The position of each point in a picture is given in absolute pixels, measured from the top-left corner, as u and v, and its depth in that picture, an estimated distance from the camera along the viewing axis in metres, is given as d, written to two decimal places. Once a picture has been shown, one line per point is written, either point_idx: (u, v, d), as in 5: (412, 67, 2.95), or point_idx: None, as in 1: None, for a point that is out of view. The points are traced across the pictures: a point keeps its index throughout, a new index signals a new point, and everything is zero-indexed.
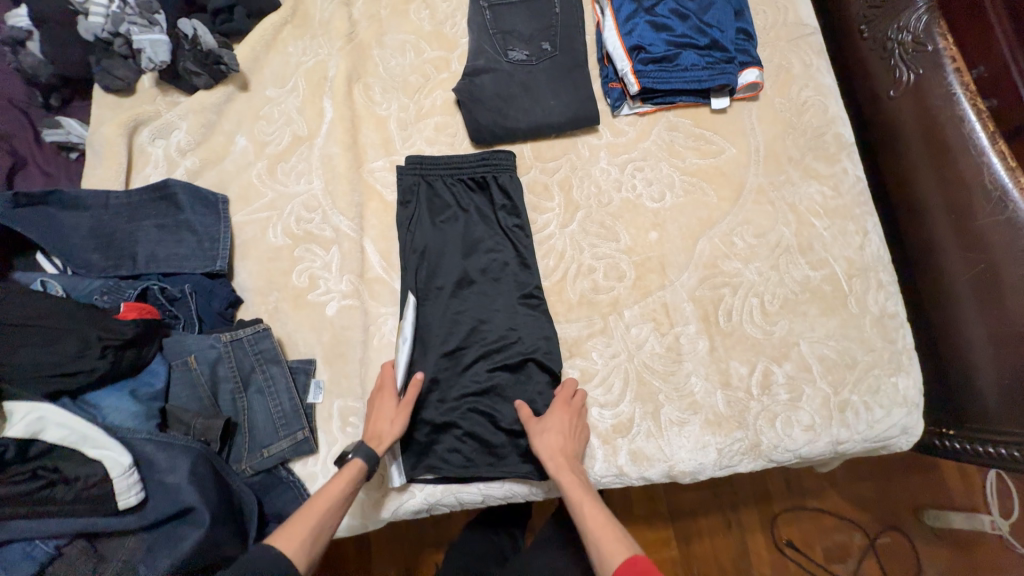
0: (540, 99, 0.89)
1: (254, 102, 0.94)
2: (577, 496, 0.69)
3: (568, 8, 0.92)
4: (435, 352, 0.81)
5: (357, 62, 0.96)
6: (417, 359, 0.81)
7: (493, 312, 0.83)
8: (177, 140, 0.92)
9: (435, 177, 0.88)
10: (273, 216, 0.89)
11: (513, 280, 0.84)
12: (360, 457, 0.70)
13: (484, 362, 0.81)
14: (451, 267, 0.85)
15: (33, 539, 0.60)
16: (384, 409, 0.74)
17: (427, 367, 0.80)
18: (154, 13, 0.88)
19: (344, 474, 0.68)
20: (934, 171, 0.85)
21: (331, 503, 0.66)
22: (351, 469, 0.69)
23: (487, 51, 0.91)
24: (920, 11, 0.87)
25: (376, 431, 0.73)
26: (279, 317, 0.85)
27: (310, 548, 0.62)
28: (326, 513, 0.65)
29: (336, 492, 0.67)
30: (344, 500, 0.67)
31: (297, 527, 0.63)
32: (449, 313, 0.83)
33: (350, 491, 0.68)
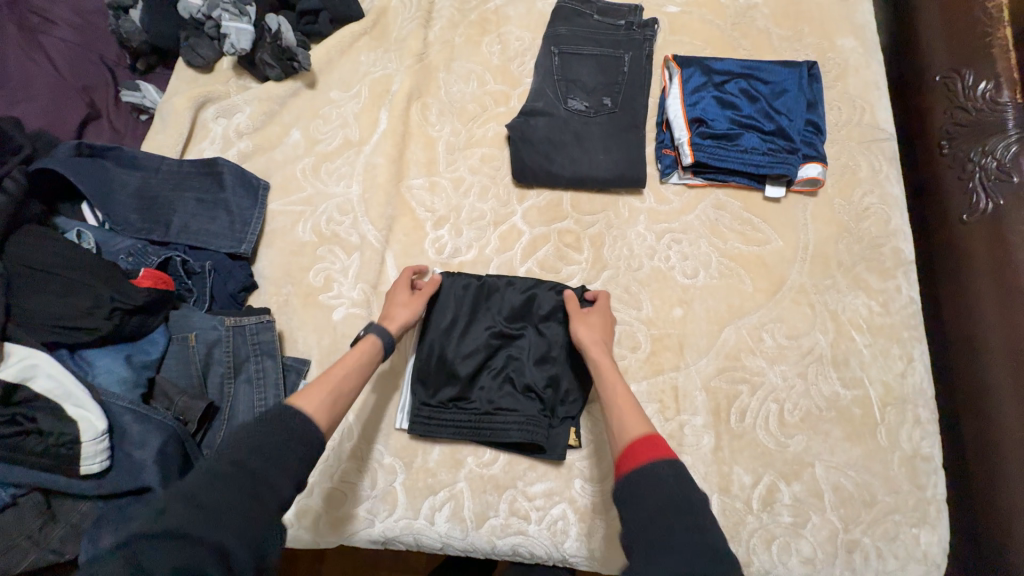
0: (589, 151, 0.88)
1: (316, 101, 0.98)
2: (603, 373, 0.71)
3: (636, 68, 0.91)
4: (510, 411, 0.77)
5: (422, 81, 0.98)
6: (491, 424, 0.77)
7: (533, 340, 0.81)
8: (237, 122, 0.96)
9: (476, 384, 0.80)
10: (306, 212, 0.91)
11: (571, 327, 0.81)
12: (375, 334, 0.73)
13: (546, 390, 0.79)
14: (497, 362, 0.81)
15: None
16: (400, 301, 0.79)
17: (504, 436, 0.76)
18: (246, 4, 0.94)
19: (360, 346, 0.71)
20: (1000, 309, 0.78)
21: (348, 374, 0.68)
22: (367, 341, 0.72)
23: (547, 95, 0.91)
24: (1009, 140, 0.82)
25: (389, 313, 0.77)
26: (286, 311, 0.85)
27: (331, 408, 0.64)
28: (350, 365, 0.69)
29: (351, 361, 0.69)
30: (362, 371, 0.70)
31: (317, 390, 0.65)
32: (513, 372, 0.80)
33: (363, 361, 0.70)
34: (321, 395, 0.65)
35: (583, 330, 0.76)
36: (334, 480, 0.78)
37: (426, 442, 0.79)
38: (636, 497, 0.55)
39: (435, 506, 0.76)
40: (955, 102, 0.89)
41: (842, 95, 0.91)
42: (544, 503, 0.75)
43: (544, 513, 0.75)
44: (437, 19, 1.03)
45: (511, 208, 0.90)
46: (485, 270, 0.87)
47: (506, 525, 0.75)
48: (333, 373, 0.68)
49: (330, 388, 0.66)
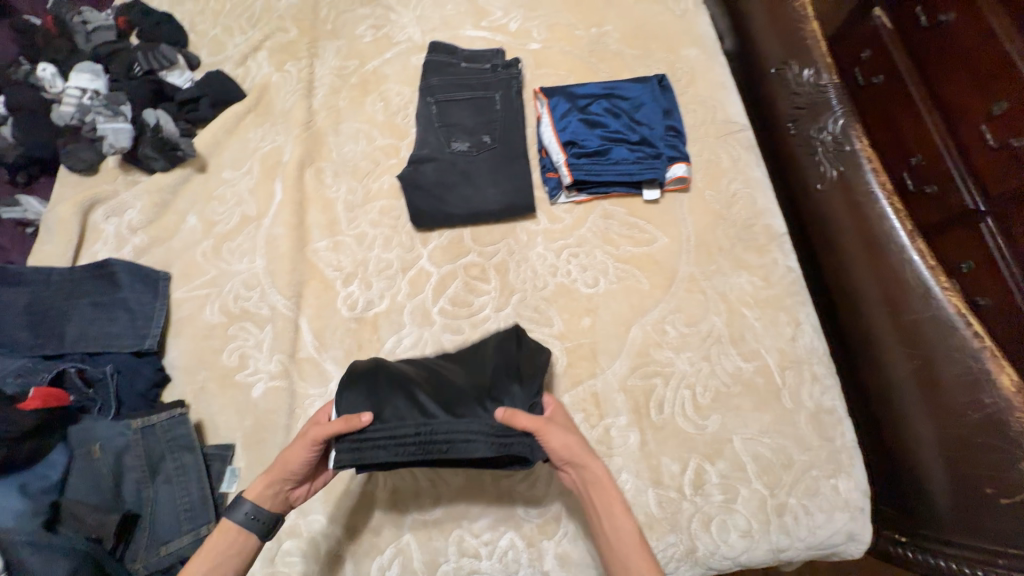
0: (478, 187, 0.92)
1: (209, 183, 0.99)
2: (609, 509, 0.64)
3: (508, 104, 0.98)
4: (473, 421, 0.66)
5: (312, 148, 1.02)
6: (446, 436, 0.65)
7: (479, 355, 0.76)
8: (129, 218, 0.95)
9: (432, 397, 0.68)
10: (212, 294, 0.90)
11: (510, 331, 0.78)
12: (235, 512, 0.64)
13: (508, 388, 0.70)
14: (447, 381, 0.71)
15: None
16: (292, 454, 0.66)
17: (469, 450, 0.64)
18: (121, 105, 0.96)
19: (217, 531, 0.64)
20: (867, 261, 0.86)
21: (215, 560, 0.62)
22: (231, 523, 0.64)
23: (431, 142, 0.96)
24: (837, 115, 0.93)
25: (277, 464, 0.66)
26: (203, 398, 0.83)
27: None
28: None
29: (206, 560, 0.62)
30: (211, 565, 0.62)
31: None
32: (453, 384, 0.70)
33: (221, 551, 0.63)
34: None
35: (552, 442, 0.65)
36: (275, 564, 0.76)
37: (366, 501, 0.78)
38: None
39: (384, 566, 0.75)
40: (790, 90, 1.01)
41: (695, 99, 1.01)
42: (491, 536, 0.75)
43: (494, 545, 0.75)
44: (319, 87, 1.08)
45: (416, 252, 0.93)
46: (400, 317, 0.89)
47: (458, 567, 0.74)
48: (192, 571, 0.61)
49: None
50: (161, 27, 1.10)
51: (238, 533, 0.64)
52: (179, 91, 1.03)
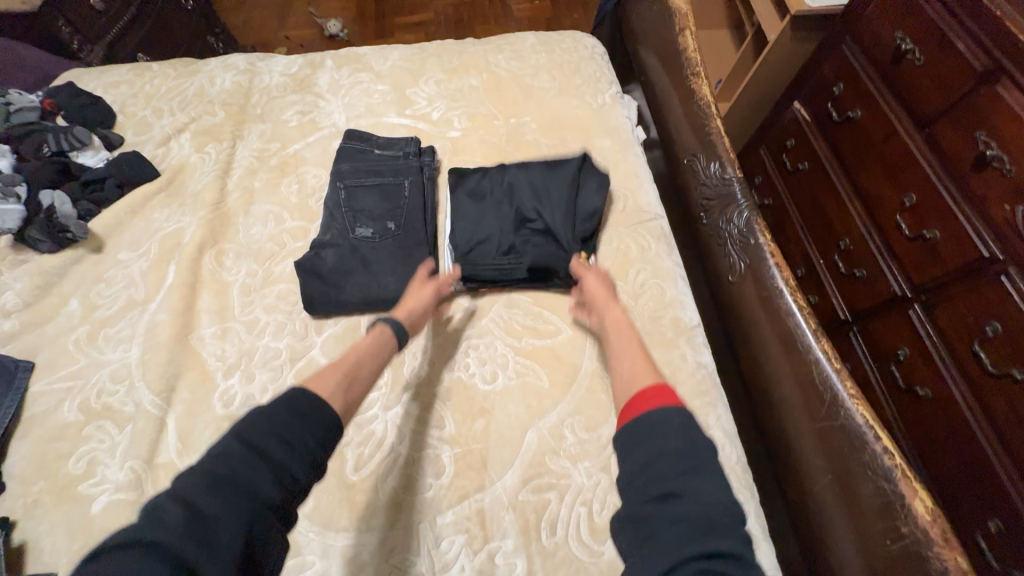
0: (376, 275, 0.89)
1: (101, 264, 0.94)
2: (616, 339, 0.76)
3: (417, 191, 0.97)
4: (538, 244, 0.90)
5: (217, 229, 0.99)
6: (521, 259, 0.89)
7: (542, 191, 0.94)
8: (4, 301, 0.90)
9: (507, 227, 0.92)
10: (74, 388, 0.82)
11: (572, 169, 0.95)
12: (386, 325, 0.76)
13: (569, 216, 0.90)
14: (515, 217, 0.93)
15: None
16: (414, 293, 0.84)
17: (533, 269, 0.89)
18: (15, 186, 0.93)
19: (371, 336, 0.74)
20: (782, 360, 0.81)
21: (363, 357, 0.71)
22: (377, 333, 0.75)
23: (336, 227, 0.94)
24: (741, 209, 0.93)
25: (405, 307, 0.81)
26: (34, 515, 0.73)
27: (344, 393, 0.65)
28: (347, 372, 0.67)
29: (361, 350, 0.72)
30: (371, 359, 0.72)
31: (330, 374, 0.65)
32: (526, 200, 0.93)
33: (377, 349, 0.73)
34: (334, 372, 0.66)
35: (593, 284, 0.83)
36: None
37: None
38: (647, 430, 0.57)
39: None
40: (700, 182, 1.03)
41: None
42: None
43: None
44: (236, 169, 1.08)
45: (308, 341, 0.88)
46: None
47: None
48: (340, 364, 0.68)
49: (336, 373, 0.66)
50: (85, 110, 1.11)
51: (384, 340, 0.75)
52: (87, 171, 1.02)
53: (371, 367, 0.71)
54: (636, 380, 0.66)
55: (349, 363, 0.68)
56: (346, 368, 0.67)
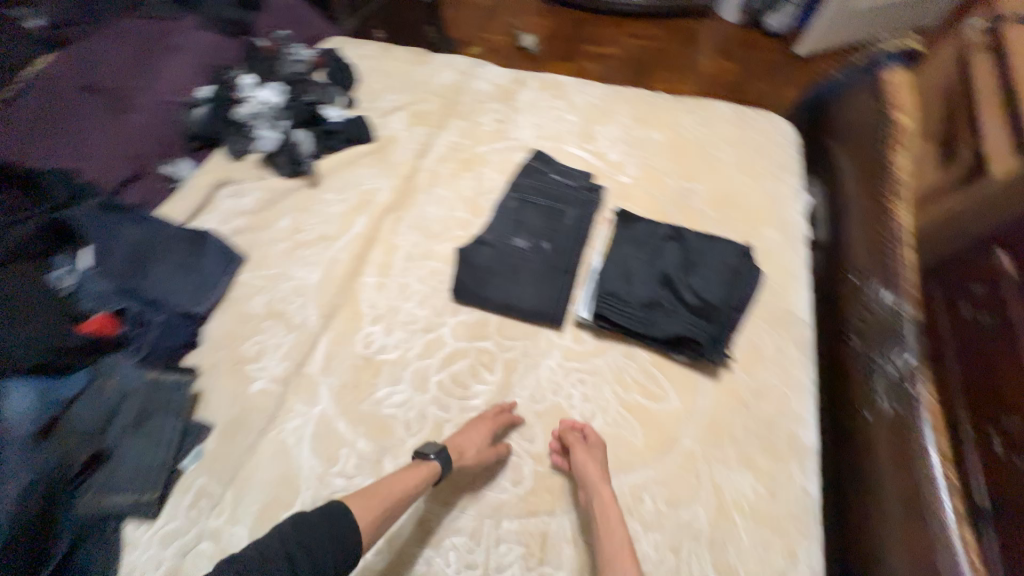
0: (520, 284, 0.98)
1: (312, 198, 1.16)
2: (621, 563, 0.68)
3: (577, 223, 1.05)
4: (679, 309, 0.91)
5: (402, 199, 1.17)
6: (657, 317, 0.91)
7: (697, 263, 0.96)
8: (243, 205, 1.15)
9: (654, 282, 0.94)
10: (266, 287, 1.03)
11: (733, 254, 0.98)
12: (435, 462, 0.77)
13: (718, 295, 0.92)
14: (665, 275, 0.95)
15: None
16: (475, 434, 0.81)
17: (666, 328, 0.89)
18: (282, 119, 1.22)
19: (418, 469, 0.76)
20: (900, 523, 0.75)
21: (407, 490, 0.74)
22: (425, 469, 0.76)
23: (499, 230, 1.06)
24: (905, 351, 0.87)
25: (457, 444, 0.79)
26: (211, 373, 0.91)
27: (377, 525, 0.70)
28: (383, 503, 0.71)
29: (408, 485, 0.74)
30: (406, 493, 0.73)
31: (367, 504, 0.70)
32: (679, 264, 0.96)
33: (414, 485, 0.74)
34: (369, 504, 0.70)
35: (594, 467, 0.76)
36: (184, 557, 0.76)
37: None
38: None
39: None
40: (864, 302, 0.96)
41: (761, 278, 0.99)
42: None
43: None
44: (430, 154, 1.25)
45: (443, 318, 0.99)
46: (401, 372, 0.93)
47: None
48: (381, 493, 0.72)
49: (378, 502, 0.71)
50: (339, 74, 1.37)
51: (425, 477, 0.75)
52: (326, 120, 1.25)
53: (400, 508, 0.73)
54: None
55: (390, 494, 0.72)
56: (386, 501, 0.72)
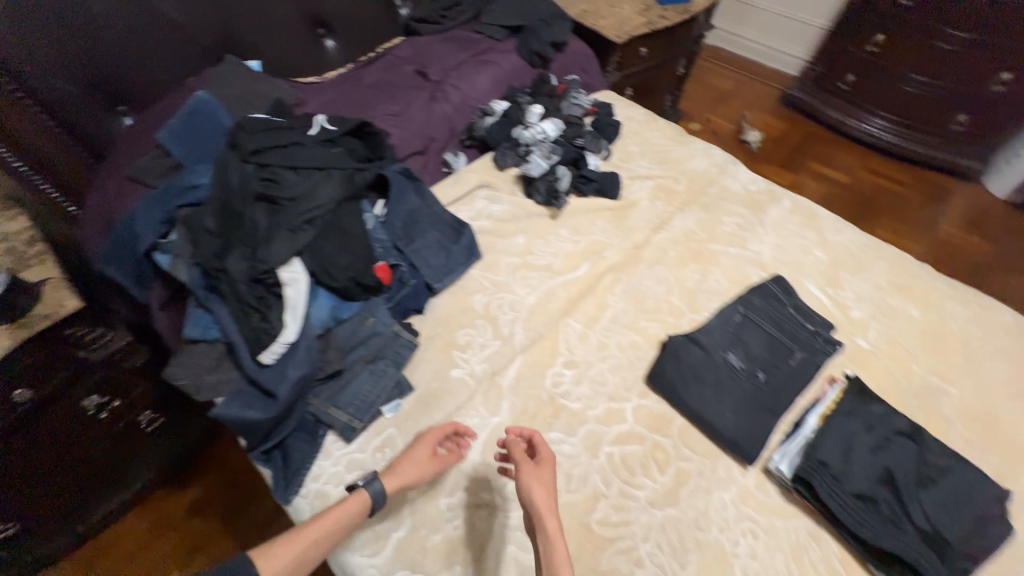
0: (721, 402, 0.96)
1: (550, 229, 1.27)
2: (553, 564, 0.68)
3: (802, 369, 0.99)
4: (900, 526, 0.80)
5: (626, 263, 1.22)
6: (865, 516, 0.81)
7: (935, 481, 0.84)
8: (493, 211, 1.30)
9: (874, 478, 0.85)
10: (490, 290, 1.15)
11: (983, 494, 0.83)
12: None
13: (951, 534, 0.79)
14: (894, 478, 0.84)
15: (201, 308, 0.87)
16: (416, 458, 0.86)
17: (871, 533, 0.80)
18: (553, 154, 1.35)
19: (343, 505, 0.79)
20: None
21: (327, 529, 0.76)
22: (356, 498, 0.80)
23: (715, 337, 1.04)
24: None
25: (397, 468, 0.85)
26: (427, 343, 1.04)
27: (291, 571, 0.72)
28: (302, 547, 0.74)
29: (330, 521, 0.77)
30: (335, 530, 0.77)
31: (284, 550, 0.73)
32: (914, 475, 0.85)
33: (334, 523, 0.77)
34: (286, 554, 0.72)
35: (536, 487, 0.76)
36: (359, 489, 0.88)
37: (439, 521, 0.85)
38: None
39: None
40: None
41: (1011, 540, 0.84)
42: None
43: None
44: (664, 231, 1.29)
45: (631, 395, 1.01)
46: (577, 426, 0.96)
47: None
48: None
49: None
50: (608, 128, 1.49)
51: (351, 508, 0.79)
52: (586, 167, 1.36)
53: (321, 547, 0.75)
54: None
55: (307, 541, 0.75)
56: (300, 547, 0.74)
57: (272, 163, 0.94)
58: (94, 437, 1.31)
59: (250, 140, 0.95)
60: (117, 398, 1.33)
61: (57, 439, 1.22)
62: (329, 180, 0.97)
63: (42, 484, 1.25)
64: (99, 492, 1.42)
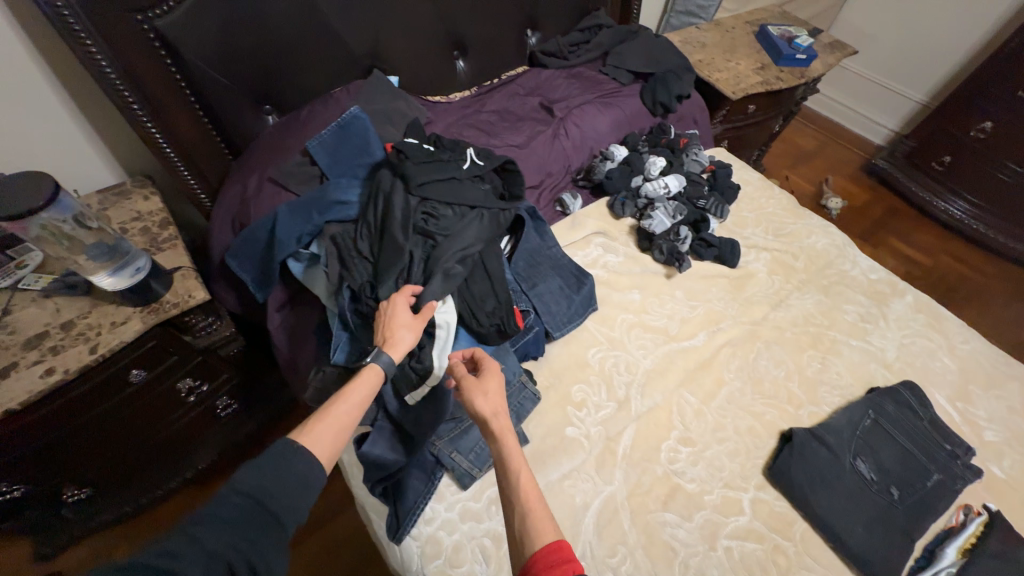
0: (852, 516, 0.90)
1: (665, 289, 1.25)
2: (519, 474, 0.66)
3: (937, 493, 0.94)
4: None
5: (743, 338, 1.18)
6: None
7: None
8: (608, 260, 1.28)
9: None
10: (604, 346, 1.12)
11: None
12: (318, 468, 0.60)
13: None
14: None
15: (345, 330, 0.90)
16: (401, 319, 0.82)
17: None
18: (676, 213, 1.33)
19: (362, 380, 0.72)
20: None
21: (351, 404, 0.69)
22: (370, 377, 0.73)
23: (843, 439, 0.99)
24: None
25: (392, 339, 0.79)
26: (543, 394, 1.02)
27: (333, 442, 0.64)
28: (335, 419, 0.66)
29: (358, 398, 0.70)
30: (361, 401, 0.70)
31: (323, 423, 0.64)
32: None
33: (360, 395, 0.70)
34: (328, 425, 0.64)
35: (478, 399, 0.74)
36: (472, 542, 0.85)
37: None
38: None
39: None
40: None
41: None
42: None
43: None
44: (782, 309, 1.25)
45: (749, 486, 0.97)
46: (694, 511, 0.92)
47: None
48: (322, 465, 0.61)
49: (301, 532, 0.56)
50: (726, 189, 1.46)
51: (371, 381, 0.72)
52: (705, 230, 1.34)
53: (354, 414, 0.68)
54: (530, 541, 0.60)
55: (338, 415, 0.66)
56: (336, 417, 0.66)
57: (432, 198, 0.99)
58: (157, 408, 1.19)
59: (416, 173, 1.00)
60: (206, 382, 1.28)
61: (144, 419, 1.18)
62: (480, 226, 1.01)
63: (113, 458, 1.17)
64: (156, 479, 1.34)
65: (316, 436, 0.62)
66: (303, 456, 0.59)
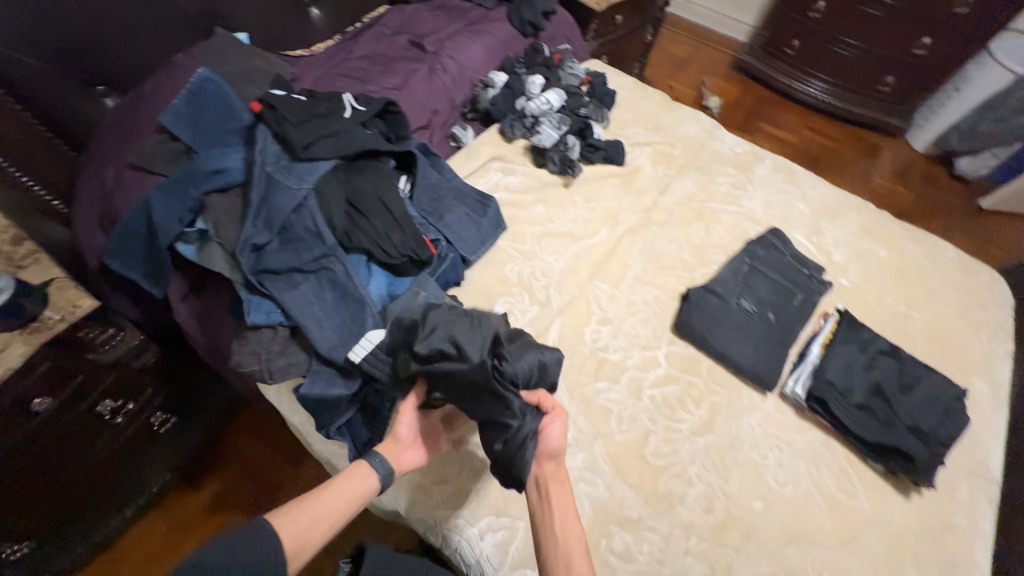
0: (742, 341, 1.09)
1: (566, 197, 1.34)
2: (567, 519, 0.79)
3: (802, 308, 1.16)
4: (889, 423, 0.99)
5: (639, 225, 1.31)
6: (863, 420, 0.99)
7: (914, 388, 1.04)
8: (508, 181, 1.34)
9: (869, 390, 1.03)
10: (519, 259, 1.19)
11: (945, 392, 1.04)
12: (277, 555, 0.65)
13: (927, 426, 0.99)
14: (884, 388, 1.03)
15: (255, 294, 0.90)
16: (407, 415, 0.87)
17: (868, 432, 0.98)
18: (563, 125, 1.41)
19: (348, 478, 0.77)
20: None
21: (333, 499, 0.74)
22: (359, 471, 0.78)
23: (728, 285, 1.17)
24: None
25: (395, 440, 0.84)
26: None
27: (303, 535, 0.69)
28: (311, 513, 0.71)
29: (345, 495, 0.75)
30: (349, 499, 0.76)
31: (299, 514, 0.70)
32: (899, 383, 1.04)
33: (349, 491, 0.76)
34: (300, 517, 0.70)
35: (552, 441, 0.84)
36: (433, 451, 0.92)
37: None
38: None
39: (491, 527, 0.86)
40: None
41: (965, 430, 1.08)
42: None
43: None
44: (668, 193, 1.39)
45: (661, 342, 1.12)
46: (620, 374, 1.06)
47: None
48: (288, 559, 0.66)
49: None
50: (604, 97, 1.55)
51: (363, 483, 0.78)
52: (591, 137, 1.43)
53: (332, 509, 0.73)
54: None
55: (315, 507, 0.72)
56: (309, 510, 0.71)
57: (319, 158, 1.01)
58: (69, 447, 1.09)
59: (299, 135, 1.01)
60: (131, 400, 1.20)
61: (62, 452, 1.09)
62: (371, 172, 1.05)
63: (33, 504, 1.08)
64: (92, 519, 1.25)
65: (287, 528, 0.68)
66: (266, 541, 0.64)
